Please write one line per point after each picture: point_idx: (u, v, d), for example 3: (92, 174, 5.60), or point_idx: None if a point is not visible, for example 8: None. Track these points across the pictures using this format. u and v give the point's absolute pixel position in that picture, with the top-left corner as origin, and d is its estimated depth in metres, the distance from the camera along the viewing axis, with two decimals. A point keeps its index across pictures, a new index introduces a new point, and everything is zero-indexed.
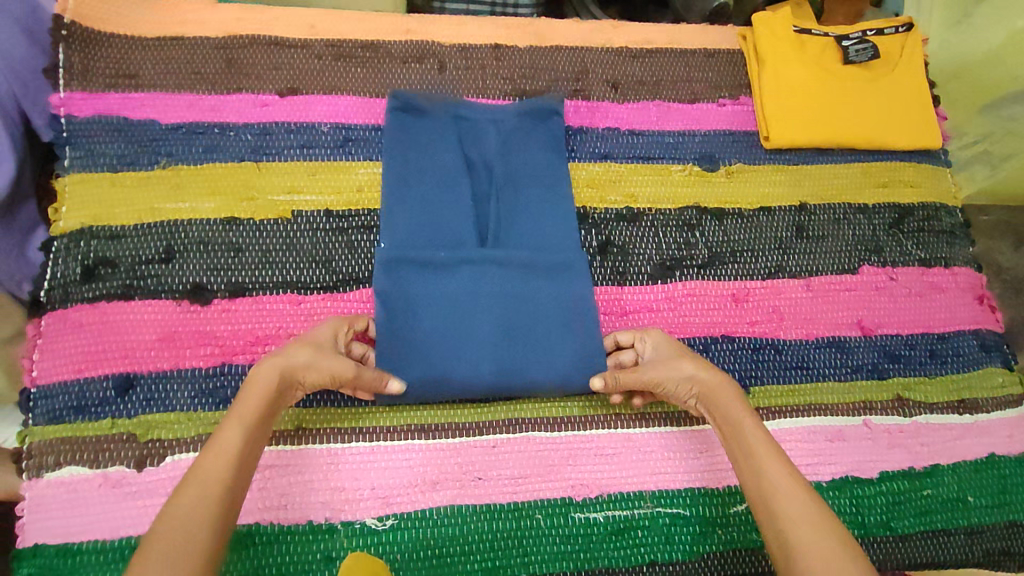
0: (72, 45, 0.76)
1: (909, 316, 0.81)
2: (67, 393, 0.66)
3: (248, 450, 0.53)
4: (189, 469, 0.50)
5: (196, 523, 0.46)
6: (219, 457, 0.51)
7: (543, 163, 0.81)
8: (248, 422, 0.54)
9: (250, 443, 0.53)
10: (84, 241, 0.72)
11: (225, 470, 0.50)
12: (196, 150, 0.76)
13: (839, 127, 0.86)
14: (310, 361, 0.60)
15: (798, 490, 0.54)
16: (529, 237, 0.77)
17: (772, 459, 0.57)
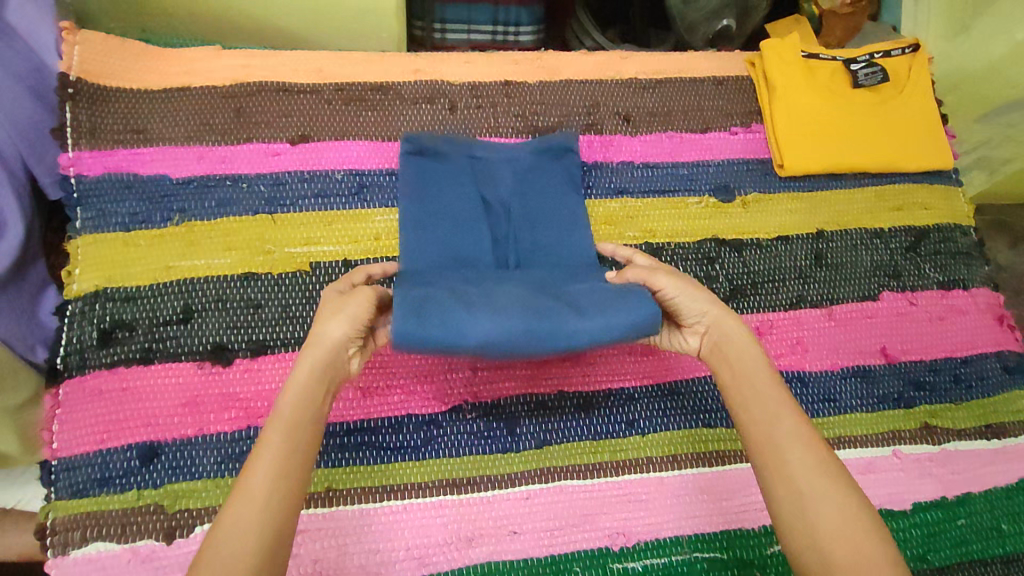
0: (79, 103, 0.74)
1: (932, 342, 0.81)
2: (90, 464, 0.65)
3: (294, 445, 0.50)
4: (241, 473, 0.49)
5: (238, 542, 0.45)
6: (262, 463, 0.48)
7: (560, 196, 0.80)
8: (287, 417, 0.51)
9: (295, 438, 0.50)
10: (100, 304, 0.70)
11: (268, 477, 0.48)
12: (209, 204, 0.75)
13: (853, 151, 0.86)
14: (337, 322, 0.55)
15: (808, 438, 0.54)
16: (551, 258, 0.76)
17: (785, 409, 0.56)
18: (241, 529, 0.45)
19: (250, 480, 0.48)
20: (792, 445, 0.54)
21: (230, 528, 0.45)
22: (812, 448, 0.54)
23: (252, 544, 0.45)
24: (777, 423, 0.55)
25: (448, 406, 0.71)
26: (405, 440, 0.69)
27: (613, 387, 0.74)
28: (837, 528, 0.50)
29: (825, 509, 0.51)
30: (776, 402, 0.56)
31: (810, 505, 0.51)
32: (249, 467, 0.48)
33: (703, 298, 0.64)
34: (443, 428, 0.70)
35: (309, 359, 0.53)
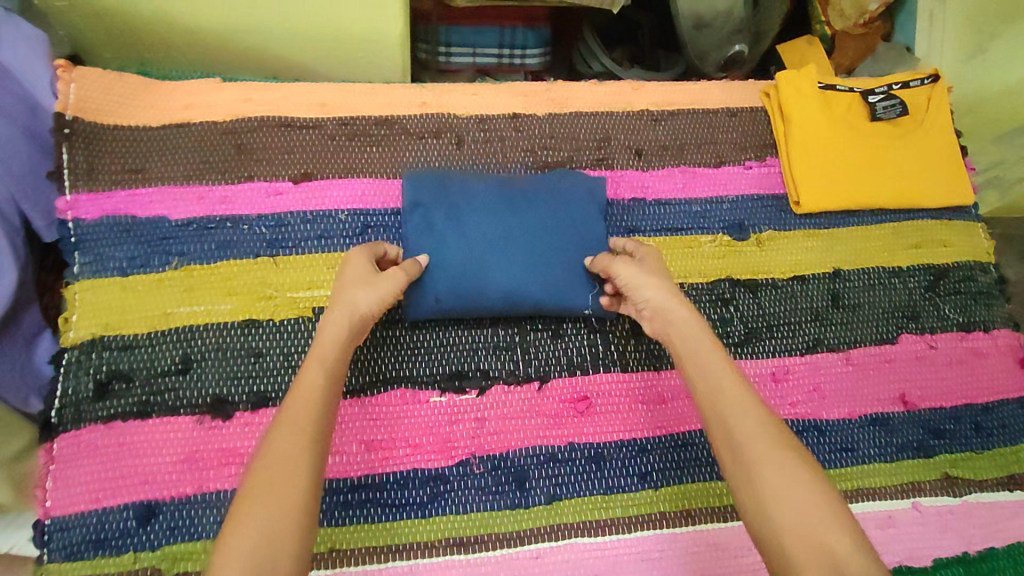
0: (76, 144, 0.72)
1: (952, 388, 0.79)
2: (85, 524, 0.63)
3: (331, 388, 0.54)
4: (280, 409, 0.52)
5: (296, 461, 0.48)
6: (308, 397, 0.52)
7: (583, 217, 0.75)
8: (329, 360, 0.56)
9: (336, 380, 0.55)
10: (96, 354, 0.68)
11: (315, 407, 0.52)
12: (209, 247, 0.73)
13: (871, 187, 0.84)
14: (368, 294, 0.60)
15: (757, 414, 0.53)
16: (558, 288, 0.71)
17: (730, 385, 0.55)
18: (289, 457, 0.48)
19: (289, 417, 0.51)
20: (738, 413, 0.53)
21: (280, 457, 0.48)
22: (759, 415, 0.53)
23: (305, 470, 0.48)
24: (723, 394, 0.54)
25: (455, 460, 0.69)
26: (411, 496, 0.67)
27: (625, 439, 0.71)
28: (784, 492, 0.48)
29: (771, 472, 0.49)
30: (723, 379, 0.55)
31: (756, 470, 0.50)
32: (287, 405, 0.52)
33: (654, 277, 0.64)
34: (450, 483, 0.68)
35: (341, 318, 0.58)
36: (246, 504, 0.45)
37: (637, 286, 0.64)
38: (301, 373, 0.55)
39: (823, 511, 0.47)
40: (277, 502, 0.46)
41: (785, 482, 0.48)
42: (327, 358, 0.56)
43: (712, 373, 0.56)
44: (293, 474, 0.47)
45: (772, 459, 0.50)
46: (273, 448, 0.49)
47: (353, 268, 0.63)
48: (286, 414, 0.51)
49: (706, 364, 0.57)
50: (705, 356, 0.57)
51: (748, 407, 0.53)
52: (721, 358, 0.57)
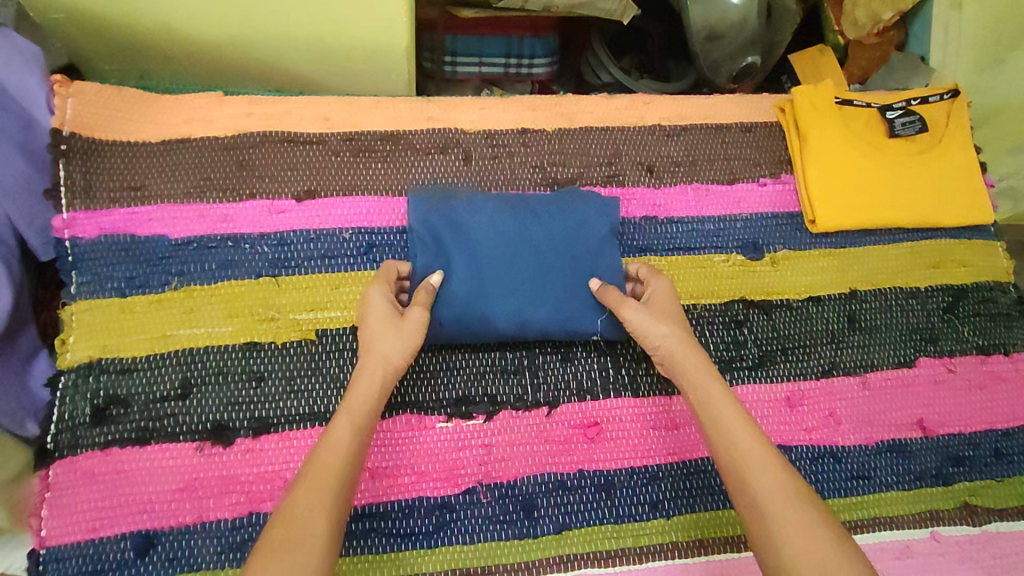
0: (73, 160, 0.70)
1: (971, 413, 0.77)
2: (82, 555, 0.61)
3: (359, 441, 0.56)
4: (308, 458, 0.54)
5: (315, 510, 0.50)
6: (336, 448, 0.55)
7: (596, 240, 0.72)
8: (359, 411, 0.58)
9: (364, 432, 0.57)
10: (93, 378, 0.66)
11: (341, 458, 0.54)
12: (209, 267, 0.71)
13: (889, 206, 0.82)
14: (396, 344, 0.62)
15: (772, 464, 0.55)
16: (569, 314, 0.70)
17: (745, 437, 0.57)
18: (311, 507, 0.50)
19: (313, 467, 0.53)
20: (756, 471, 0.55)
21: (303, 510, 0.50)
22: (777, 472, 0.55)
23: (323, 521, 0.49)
24: (743, 452, 0.56)
25: (462, 488, 0.67)
26: (416, 525, 0.65)
27: (636, 466, 0.70)
28: (802, 548, 0.50)
29: (790, 529, 0.51)
30: (737, 430, 0.58)
31: (776, 527, 0.52)
32: (315, 456, 0.54)
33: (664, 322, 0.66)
34: (456, 512, 0.66)
35: (371, 371, 0.61)
36: (262, 549, 0.47)
37: (651, 333, 0.65)
38: (332, 423, 0.57)
39: (842, 567, 0.48)
40: (292, 549, 0.47)
41: (803, 538, 0.50)
42: (357, 411, 0.58)
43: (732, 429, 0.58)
44: (314, 530, 0.49)
45: (790, 516, 0.52)
46: (299, 500, 0.50)
47: (376, 313, 0.64)
48: (312, 466, 0.53)
49: (725, 419, 0.59)
50: (717, 407, 0.60)
51: (767, 465, 0.55)
52: (739, 414, 0.59)
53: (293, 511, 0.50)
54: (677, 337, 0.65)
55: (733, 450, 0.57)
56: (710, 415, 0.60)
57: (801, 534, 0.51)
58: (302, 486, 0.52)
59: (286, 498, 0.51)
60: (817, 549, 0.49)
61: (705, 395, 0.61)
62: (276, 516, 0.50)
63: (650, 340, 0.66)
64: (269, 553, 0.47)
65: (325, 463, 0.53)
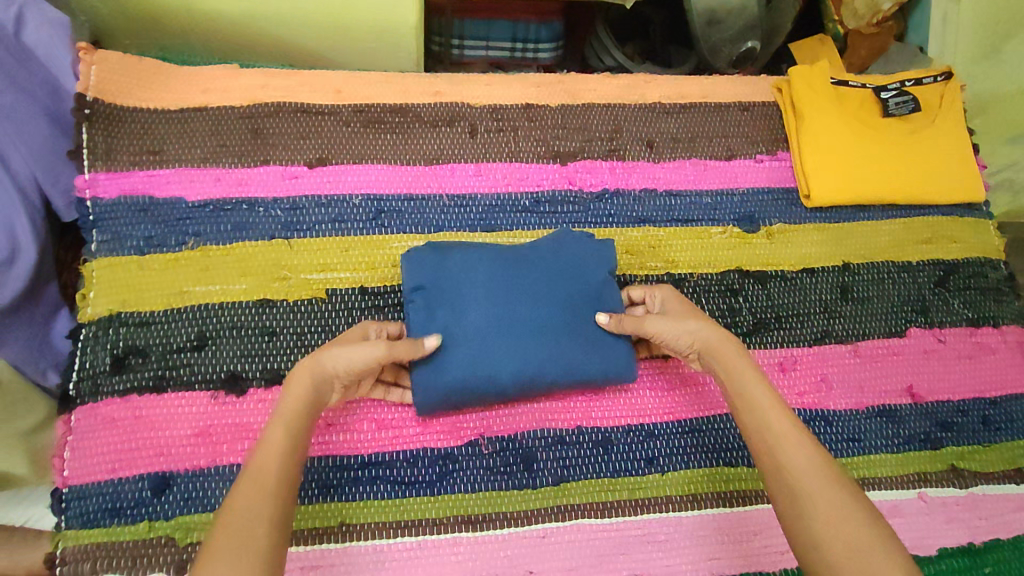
0: (95, 125, 0.74)
1: (960, 381, 0.80)
2: (100, 494, 0.65)
3: (292, 447, 0.55)
4: (242, 470, 0.54)
5: (257, 520, 0.50)
6: (269, 456, 0.54)
7: (596, 286, 0.72)
8: (291, 415, 0.57)
9: (297, 435, 0.56)
10: (114, 329, 0.70)
11: (276, 466, 0.54)
12: (224, 229, 0.74)
13: (882, 183, 0.84)
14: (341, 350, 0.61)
15: (807, 446, 0.56)
16: (576, 359, 0.69)
17: (779, 418, 0.58)
18: (251, 518, 0.50)
19: (251, 477, 0.53)
20: (792, 450, 0.55)
21: (245, 520, 0.49)
22: (811, 452, 0.55)
23: (265, 530, 0.50)
24: (779, 433, 0.57)
25: (464, 440, 0.69)
26: (420, 474, 0.68)
27: (633, 424, 0.72)
28: (836, 525, 0.50)
29: (826, 508, 0.51)
30: (770, 414, 0.58)
31: (810, 503, 0.52)
32: (250, 466, 0.54)
33: (693, 319, 0.66)
34: (459, 462, 0.69)
35: (303, 376, 0.59)
36: (204, 562, 0.47)
37: (679, 336, 0.66)
38: (264, 433, 0.56)
39: (879, 544, 0.49)
40: (233, 561, 0.47)
41: (838, 516, 0.51)
42: (288, 417, 0.57)
43: (767, 412, 0.58)
44: (255, 540, 0.49)
45: (826, 495, 0.52)
46: (236, 510, 0.50)
47: (349, 339, 0.65)
48: (247, 477, 0.53)
49: (762, 402, 0.59)
50: (751, 390, 0.60)
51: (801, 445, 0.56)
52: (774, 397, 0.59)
53: (232, 523, 0.49)
54: (707, 330, 0.65)
55: (766, 431, 0.57)
56: (745, 399, 0.60)
57: (834, 513, 0.51)
58: (236, 497, 0.51)
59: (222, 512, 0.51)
60: (850, 530, 0.50)
61: (740, 378, 0.61)
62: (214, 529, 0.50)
63: (681, 342, 0.67)
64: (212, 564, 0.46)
65: (261, 471, 0.53)
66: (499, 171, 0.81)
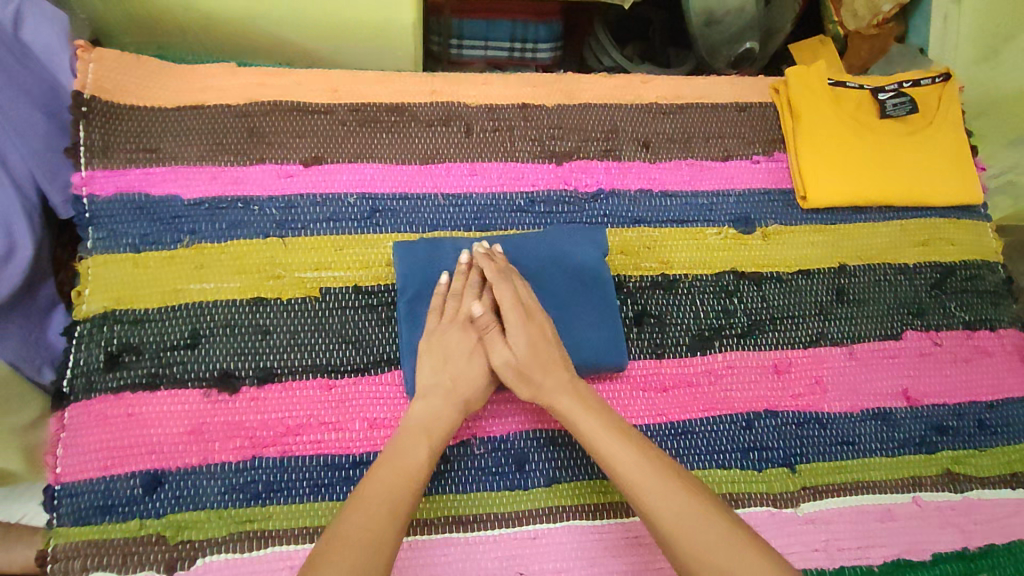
0: (93, 121, 0.74)
1: (957, 385, 0.79)
2: (93, 491, 0.65)
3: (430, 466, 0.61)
4: (376, 479, 0.58)
5: (384, 530, 0.54)
6: (404, 474, 0.58)
7: (585, 271, 0.74)
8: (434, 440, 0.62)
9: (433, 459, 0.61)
10: (107, 326, 0.70)
11: (408, 485, 0.58)
12: (220, 227, 0.74)
13: (877, 185, 0.84)
14: (482, 394, 0.67)
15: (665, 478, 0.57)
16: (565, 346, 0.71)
17: (635, 458, 0.59)
18: (377, 528, 0.54)
19: (382, 488, 0.57)
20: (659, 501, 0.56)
21: (373, 527, 0.54)
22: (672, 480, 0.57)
23: (389, 542, 0.53)
24: (638, 485, 0.57)
25: (457, 440, 0.70)
26: None
27: None
28: (717, 553, 0.52)
29: (712, 555, 0.52)
30: (626, 453, 0.59)
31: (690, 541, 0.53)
32: (384, 475, 0.58)
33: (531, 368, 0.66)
34: (451, 463, 0.69)
35: (455, 406, 0.65)
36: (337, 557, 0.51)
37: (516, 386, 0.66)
38: (402, 448, 0.61)
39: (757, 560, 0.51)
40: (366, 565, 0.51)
41: (725, 555, 0.52)
42: (432, 438, 0.62)
43: (623, 470, 0.59)
44: (382, 550, 0.52)
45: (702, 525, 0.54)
46: (369, 520, 0.54)
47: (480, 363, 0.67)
48: (381, 488, 0.57)
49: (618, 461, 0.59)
50: (602, 434, 0.61)
51: (662, 491, 0.56)
52: (624, 436, 0.61)
53: (363, 528, 0.53)
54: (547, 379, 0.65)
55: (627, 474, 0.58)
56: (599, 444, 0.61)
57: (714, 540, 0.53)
58: (372, 505, 0.55)
59: (356, 515, 0.54)
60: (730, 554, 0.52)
61: (589, 422, 0.62)
62: (346, 528, 0.53)
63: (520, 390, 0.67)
64: (348, 562, 0.50)
65: (392, 484, 0.57)
66: (494, 171, 0.81)
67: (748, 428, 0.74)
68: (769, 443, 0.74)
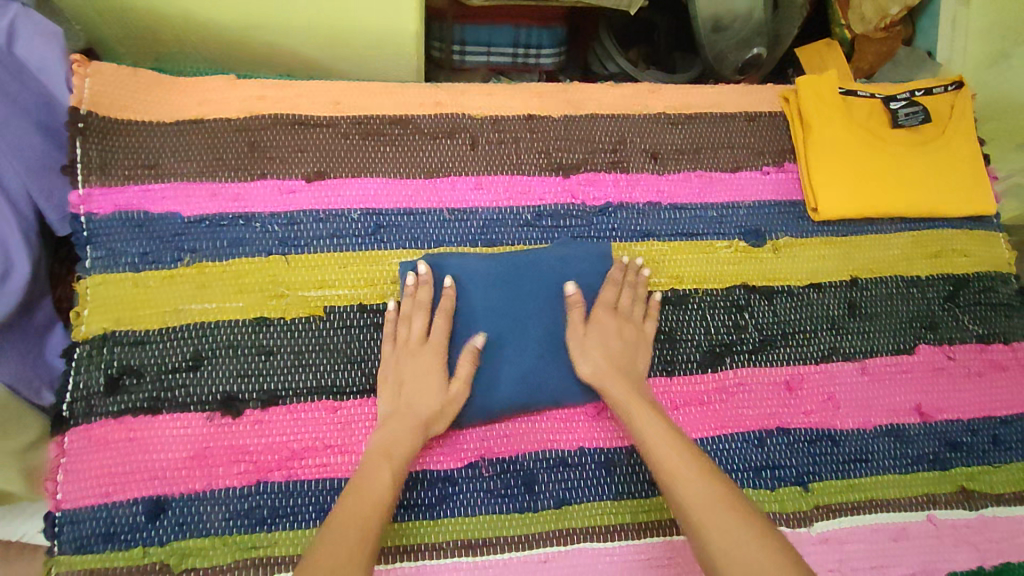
0: (90, 138, 0.72)
1: (970, 400, 0.78)
2: (94, 518, 0.64)
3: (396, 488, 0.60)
4: (341, 505, 0.57)
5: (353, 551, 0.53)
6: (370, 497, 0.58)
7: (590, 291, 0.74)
8: (398, 462, 0.62)
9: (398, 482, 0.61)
10: (107, 348, 0.68)
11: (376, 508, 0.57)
12: (221, 245, 0.72)
13: (890, 197, 0.82)
14: (439, 414, 0.66)
15: (697, 474, 0.59)
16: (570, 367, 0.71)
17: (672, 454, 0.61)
18: (345, 549, 0.53)
19: (347, 512, 0.56)
20: (717, 532, 0.54)
21: (337, 546, 0.53)
22: (704, 477, 0.58)
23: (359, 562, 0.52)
24: (670, 474, 0.60)
25: (464, 462, 0.68)
26: (420, 497, 0.67)
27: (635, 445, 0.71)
28: (730, 546, 0.53)
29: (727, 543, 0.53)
30: (665, 449, 0.61)
31: (706, 530, 0.55)
32: (349, 500, 0.58)
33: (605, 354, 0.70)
34: (458, 485, 0.68)
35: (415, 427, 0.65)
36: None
37: (580, 360, 0.70)
38: (365, 473, 0.60)
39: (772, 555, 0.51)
40: None
41: (741, 548, 0.52)
42: (394, 460, 0.62)
43: (659, 458, 0.61)
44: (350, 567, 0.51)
45: (722, 517, 0.55)
46: (334, 541, 0.53)
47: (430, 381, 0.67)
48: (343, 512, 0.56)
49: (673, 477, 0.59)
50: (645, 427, 0.64)
51: (693, 481, 0.58)
52: (668, 432, 0.63)
53: (327, 551, 0.52)
54: (612, 365, 0.70)
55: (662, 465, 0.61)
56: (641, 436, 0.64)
57: (730, 531, 0.53)
58: (339, 528, 0.55)
59: (320, 540, 0.54)
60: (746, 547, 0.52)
61: (638, 415, 0.65)
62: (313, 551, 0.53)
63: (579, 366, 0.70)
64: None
65: (359, 507, 0.57)
66: (500, 184, 0.80)
67: (760, 447, 0.73)
68: (781, 461, 0.73)
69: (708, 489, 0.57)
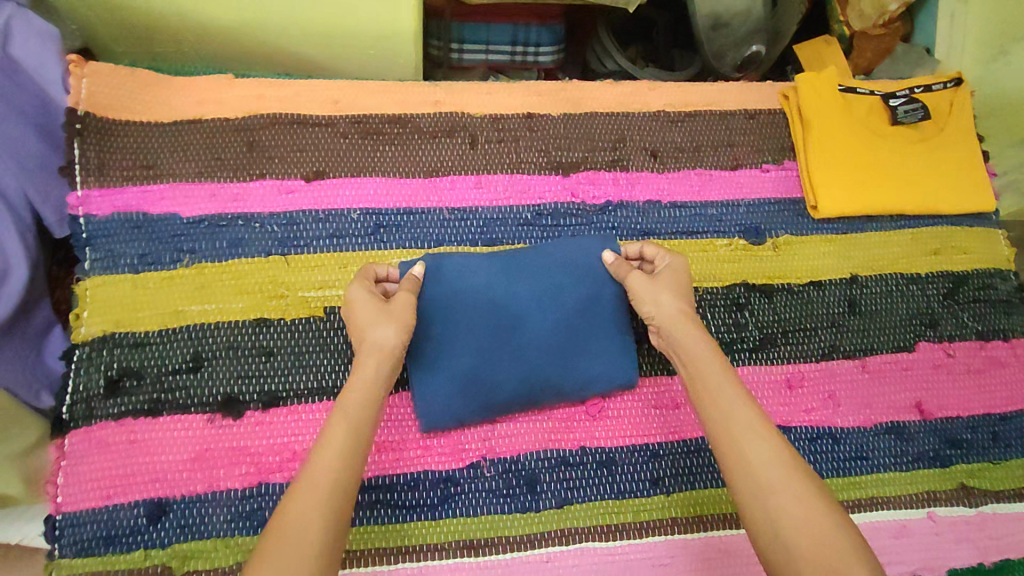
0: (87, 139, 0.72)
1: (970, 396, 0.78)
2: (95, 521, 0.63)
3: (357, 440, 0.56)
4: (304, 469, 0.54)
5: (309, 521, 0.50)
6: (330, 451, 0.55)
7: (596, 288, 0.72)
8: (352, 414, 0.57)
9: (358, 430, 0.57)
10: (107, 350, 0.68)
11: (337, 464, 0.54)
12: (220, 245, 0.72)
13: (889, 194, 0.82)
14: (386, 330, 0.62)
15: (762, 433, 0.56)
16: (575, 366, 0.70)
17: (739, 408, 0.57)
18: (307, 518, 0.50)
19: (308, 474, 0.53)
20: (783, 501, 0.51)
21: (296, 517, 0.50)
22: (768, 438, 0.55)
23: (317, 532, 0.50)
24: (732, 430, 0.56)
25: (466, 462, 0.68)
26: (422, 497, 0.67)
27: (637, 443, 0.71)
28: (795, 519, 0.50)
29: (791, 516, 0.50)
30: (732, 403, 0.58)
31: (771, 496, 0.52)
32: (312, 460, 0.54)
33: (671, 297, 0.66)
34: (461, 485, 0.67)
35: (370, 363, 0.60)
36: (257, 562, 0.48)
37: (648, 303, 0.67)
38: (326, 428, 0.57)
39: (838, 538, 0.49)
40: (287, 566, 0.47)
41: (808, 523, 0.50)
42: (349, 411, 0.57)
43: (723, 413, 0.58)
44: (308, 540, 0.49)
45: (788, 487, 0.52)
46: (291, 512, 0.51)
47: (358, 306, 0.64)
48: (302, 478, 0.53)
49: (736, 434, 0.56)
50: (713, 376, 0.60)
51: (758, 442, 0.55)
52: (734, 384, 0.59)
53: (286, 524, 0.50)
54: (681, 311, 0.66)
55: (727, 418, 0.57)
56: (706, 386, 0.60)
57: (794, 503, 0.51)
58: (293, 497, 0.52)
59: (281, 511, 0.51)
60: (813, 524, 0.50)
61: (704, 362, 0.61)
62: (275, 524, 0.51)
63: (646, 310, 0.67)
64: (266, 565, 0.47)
65: (320, 467, 0.54)
66: (500, 183, 0.79)
67: None
68: None
69: (783, 462, 0.54)
